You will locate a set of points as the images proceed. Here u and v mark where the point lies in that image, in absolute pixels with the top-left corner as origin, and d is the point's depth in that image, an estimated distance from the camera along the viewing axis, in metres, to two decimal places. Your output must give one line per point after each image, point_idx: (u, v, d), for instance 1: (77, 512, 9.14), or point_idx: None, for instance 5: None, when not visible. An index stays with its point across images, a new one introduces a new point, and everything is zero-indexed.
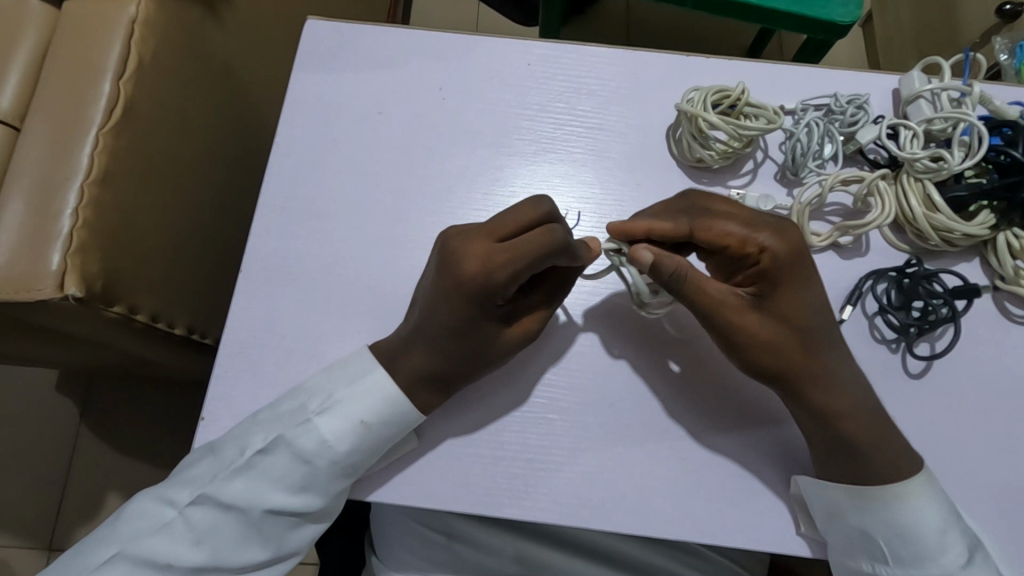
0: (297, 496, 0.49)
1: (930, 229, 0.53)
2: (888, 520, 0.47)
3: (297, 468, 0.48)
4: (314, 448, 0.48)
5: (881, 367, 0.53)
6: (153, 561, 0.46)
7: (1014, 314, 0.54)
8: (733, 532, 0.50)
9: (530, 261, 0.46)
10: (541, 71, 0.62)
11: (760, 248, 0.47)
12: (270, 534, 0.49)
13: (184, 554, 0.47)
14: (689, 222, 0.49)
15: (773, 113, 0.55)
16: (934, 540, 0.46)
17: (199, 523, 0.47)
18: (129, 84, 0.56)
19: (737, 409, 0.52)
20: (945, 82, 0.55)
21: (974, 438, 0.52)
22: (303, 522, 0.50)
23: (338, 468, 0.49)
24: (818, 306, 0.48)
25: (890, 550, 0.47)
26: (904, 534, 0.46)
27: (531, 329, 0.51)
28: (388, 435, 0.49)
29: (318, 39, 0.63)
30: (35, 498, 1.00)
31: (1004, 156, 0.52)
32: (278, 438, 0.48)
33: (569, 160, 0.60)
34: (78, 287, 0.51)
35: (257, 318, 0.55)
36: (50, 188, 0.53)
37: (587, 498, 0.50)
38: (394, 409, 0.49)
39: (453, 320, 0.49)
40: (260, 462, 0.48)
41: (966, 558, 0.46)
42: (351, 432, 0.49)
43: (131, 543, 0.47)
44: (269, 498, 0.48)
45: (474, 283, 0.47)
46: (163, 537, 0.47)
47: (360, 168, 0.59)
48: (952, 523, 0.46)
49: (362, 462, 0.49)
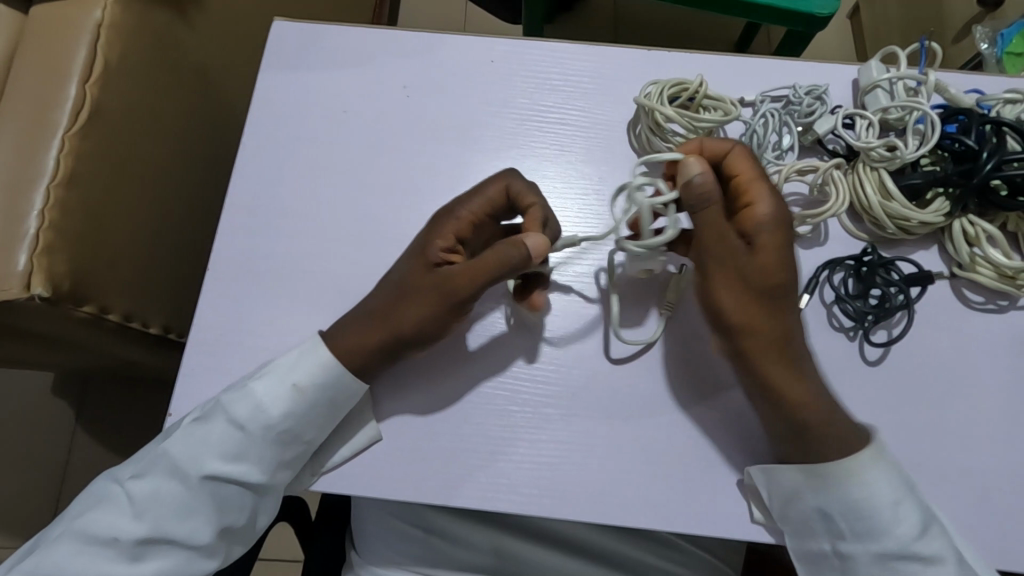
0: (234, 465, 0.50)
1: (885, 217, 0.53)
2: (840, 495, 0.47)
3: (232, 434, 0.50)
4: (247, 414, 0.50)
5: (839, 355, 0.53)
6: (98, 535, 0.48)
7: (972, 300, 0.55)
8: (693, 520, 0.50)
9: (483, 194, 0.52)
10: (505, 68, 0.63)
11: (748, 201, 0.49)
12: (211, 506, 0.50)
13: (127, 528, 0.48)
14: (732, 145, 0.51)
15: (731, 105, 0.55)
16: (886, 513, 0.46)
17: (141, 496, 0.49)
18: (95, 87, 0.57)
19: (694, 394, 0.53)
20: (902, 70, 0.56)
21: (933, 424, 0.52)
22: (246, 493, 0.51)
23: (273, 433, 0.50)
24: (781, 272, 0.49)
25: (848, 530, 0.48)
26: (857, 509, 0.47)
27: (451, 285, 0.49)
28: (320, 398, 0.51)
29: (286, 41, 0.64)
30: (27, 497, 1.01)
31: (959, 144, 0.51)
32: (214, 405, 0.50)
33: (531, 155, 0.60)
34: (45, 287, 0.52)
35: (224, 315, 0.56)
36: (15, 191, 0.53)
37: (548, 488, 0.51)
38: (328, 378, 0.50)
39: (409, 257, 0.52)
40: (196, 430, 0.50)
41: (920, 529, 0.46)
42: (285, 395, 0.50)
43: (80, 517, 0.49)
44: (206, 465, 0.49)
45: (434, 218, 0.53)
46: (107, 513, 0.48)
47: (328, 166, 0.60)
48: (904, 493, 0.47)
49: (297, 426, 0.51)
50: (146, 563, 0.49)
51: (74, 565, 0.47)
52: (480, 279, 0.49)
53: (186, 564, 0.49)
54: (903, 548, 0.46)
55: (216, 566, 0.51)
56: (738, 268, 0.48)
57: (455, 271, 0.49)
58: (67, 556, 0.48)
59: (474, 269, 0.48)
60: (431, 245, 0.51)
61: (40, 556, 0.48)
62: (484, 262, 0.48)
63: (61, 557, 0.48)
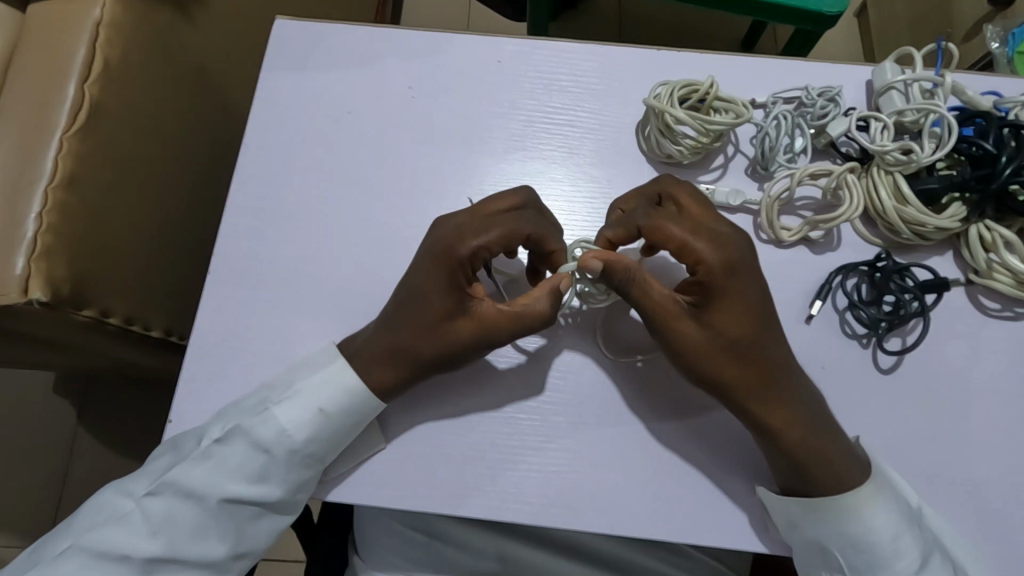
0: (254, 486, 0.49)
1: (900, 222, 0.52)
2: (840, 530, 0.46)
3: (253, 456, 0.49)
4: (271, 437, 0.49)
5: (852, 363, 0.52)
6: (109, 552, 0.47)
7: (987, 307, 0.54)
8: (702, 531, 0.50)
9: (500, 231, 0.48)
10: (510, 68, 0.62)
11: (696, 260, 0.47)
12: (227, 526, 0.49)
13: (139, 546, 0.47)
14: (637, 221, 0.49)
15: (742, 106, 0.54)
16: (886, 547, 0.46)
17: (156, 514, 0.48)
18: (94, 86, 0.56)
19: (700, 398, 0.52)
20: (917, 72, 0.55)
21: (948, 434, 0.51)
22: (261, 513, 0.51)
23: (297, 457, 0.49)
24: (764, 320, 0.47)
25: (848, 562, 0.47)
26: (858, 543, 0.46)
27: (488, 328, 0.49)
28: (345, 425, 0.50)
29: (289, 40, 0.63)
30: (29, 498, 1.01)
31: (976, 147, 0.50)
32: (235, 427, 0.49)
33: (538, 157, 0.59)
34: (43, 291, 0.51)
35: (225, 319, 0.55)
36: (14, 193, 0.52)
37: (554, 498, 0.50)
38: (356, 401, 0.50)
39: (425, 295, 0.49)
40: (216, 452, 0.49)
41: (920, 563, 0.46)
42: (309, 421, 0.49)
43: (89, 532, 0.48)
44: (225, 488, 0.49)
45: (442, 251, 0.48)
46: (119, 530, 0.48)
47: (331, 168, 0.59)
48: (905, 529, 0.46)
49: (322, 450, 0.50)
50: None
51: None
52: (519, 323, 0.49)
53: None
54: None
55: None
56: (707, 336, 0.47)
57: (487, 316, 0.49)
58: (74, 572, 0.47)
59: (511, 316, 0.48)
60: (453, 286, 0.48)
61: (47, 571, 0.47)
62: (529, 306, 0.49)
63: (69, 572, 0.47)
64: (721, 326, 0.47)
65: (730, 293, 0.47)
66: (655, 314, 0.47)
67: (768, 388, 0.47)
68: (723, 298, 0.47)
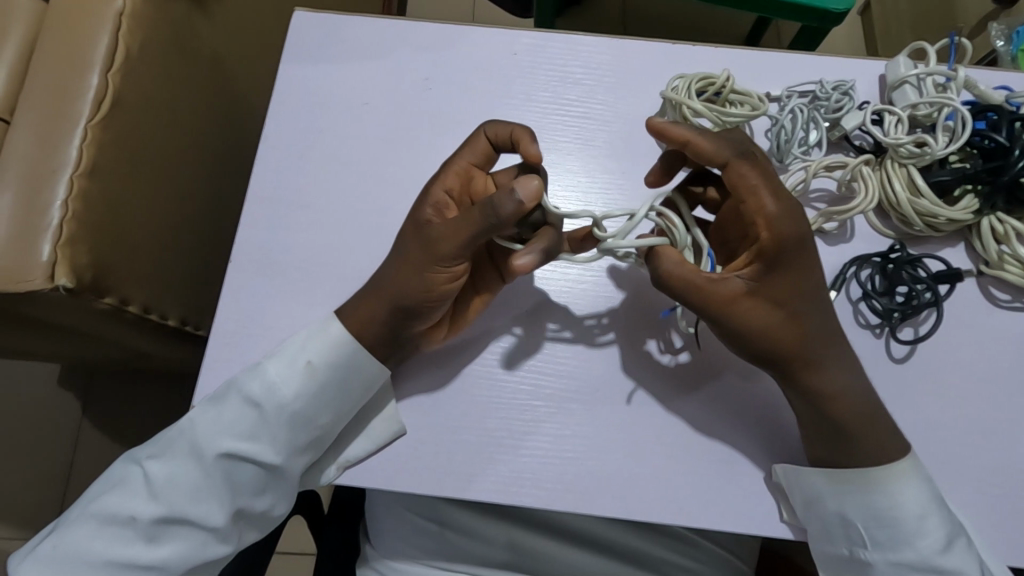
0: (247, 444, 0.50)
1: (914, 214, 0.53)
2: (865, 502, 0.48)
3: (247, 413, 0.50)
4: (261, 393, 0.50)
5: (865, 353, 0.53)
6: (116, 516, 0.48)
7: (998, 298, 0.55)
8: (718, 516, 0.50)
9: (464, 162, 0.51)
10: (527, 61, 0.62)
11: (767, 225, 0.46)
12: (225, 488, 0.50)
13: (143, 508, 0.48)
14: (727, 156, 0.47)
15: (759, 99, 0.55)
16: (910, 523, 0.47)
17: (157, 479, 0.49)
18: (118, 75, 0.57)
19: (710, 367, 0.53)
20: (931, 66, 0.56)
21: (958, 422, 0.52)
22: (257, 475, 0.51)
23: (288, 414, 0.50)
24: (811, 321, 0.48)
25: (869, 533, 0.48)
26: (880, 517, 0.48)
27: (444, 249, 0.47)
28: (333, 376, 0.51)
29: (307, 32, 0.63)
30: (38, 489, 1.01)
31: (988, 141, 0.52)
32: (230, 385, 0.50)
33: (555, 149, 0.60)
34: (69, 278, 0.52)
35: (248, 306, 0.55)
36: (36, 180, 0.53)
37: (571, 483, 0.51)
38: (339, 353, 0.50)
39: (406, 230, 0.51)
40: (211, 410, 0.50)
41: (945, 543, 0.46)
42: (298, 373, 0.50)
43: (97, 499, 0.49)
44: (221, 445, 0.49)
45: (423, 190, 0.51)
46: (124, 495, 0.49)
47: (349, 158, 0.59)
48: (931, 509, 0.47)
49: (310, 407, 0.50)
50: (162, 545, 0.49)
51: (91, 546, 0.48)
52: (467, 236, 0.47)
53: (202, 546, 0.50)
54: (922, 559, 0.47)
55: (230, 549, 0.52)
56: (761, 319, 0.47)
57: (448, 227, 0.47)
58: (84, 536, 0.48)
59: (468, 224, 0.46)
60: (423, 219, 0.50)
61: (60, 537, 0.49)
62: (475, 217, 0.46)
63: (79, 537, 0.48)
64: (774, 327, 0.47)
65: (792, 285, 0.47)
66: (718, 291, 0.47)
67: (794, 370, 0.48)
68: (781, 292, 0.47)
